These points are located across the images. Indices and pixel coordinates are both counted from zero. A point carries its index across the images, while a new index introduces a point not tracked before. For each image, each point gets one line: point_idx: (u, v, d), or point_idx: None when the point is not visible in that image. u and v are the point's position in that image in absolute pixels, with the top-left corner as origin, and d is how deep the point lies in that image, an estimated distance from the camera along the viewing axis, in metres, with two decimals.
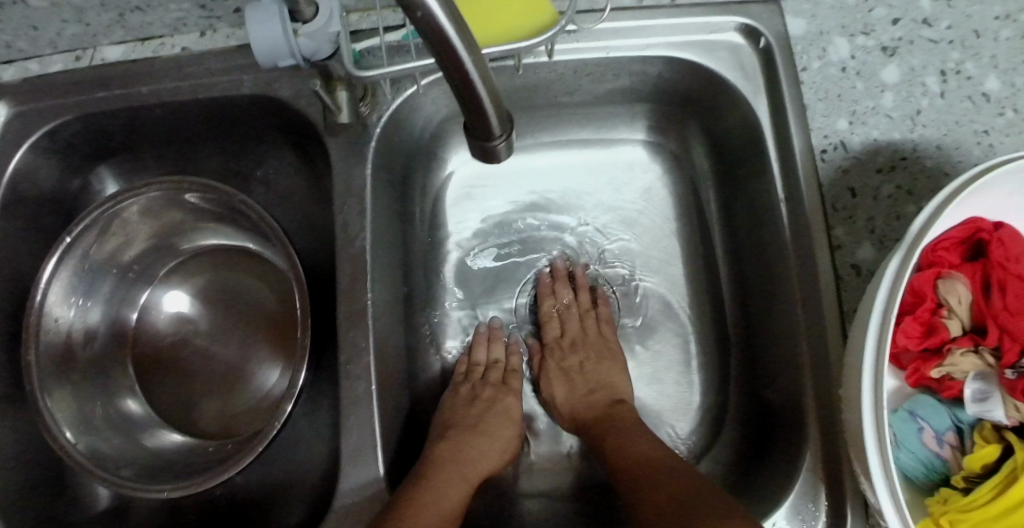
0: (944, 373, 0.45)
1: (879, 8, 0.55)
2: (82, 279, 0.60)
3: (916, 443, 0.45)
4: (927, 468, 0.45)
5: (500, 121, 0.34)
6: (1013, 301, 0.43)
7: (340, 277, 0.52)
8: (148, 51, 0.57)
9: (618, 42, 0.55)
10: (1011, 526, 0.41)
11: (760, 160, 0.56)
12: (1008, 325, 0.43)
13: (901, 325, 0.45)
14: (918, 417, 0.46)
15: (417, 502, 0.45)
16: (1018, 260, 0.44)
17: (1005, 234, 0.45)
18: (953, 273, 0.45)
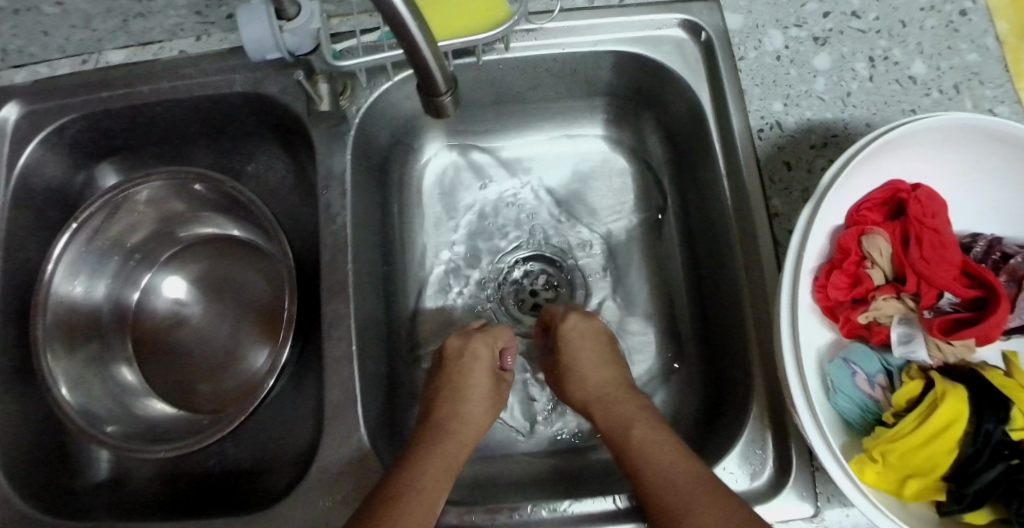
0: (870, 319, 0.49)
1: (811, 4, 0.61)
2: (88, 262, 0.64)
3: (850, 386, 0.49)
4: (862, 409, 0.49)
5: (445, 78, 0.38)
6: (928, 251, 0.47)
7: (323, 251, 0.57)
8: (148, 54, 0.63)
9: (572, 39, 0.61)
10: (935, 452, 0.44)
11: (705, 142, 0.61)
12: (925, 273, 0.47)
13: (830, 278, 0.50)
14: (851, 363, 0.49)
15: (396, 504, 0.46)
16: (934, 215, 0.48)
17: (922, 193, 0.49)
18: (876, 229, 0.49)
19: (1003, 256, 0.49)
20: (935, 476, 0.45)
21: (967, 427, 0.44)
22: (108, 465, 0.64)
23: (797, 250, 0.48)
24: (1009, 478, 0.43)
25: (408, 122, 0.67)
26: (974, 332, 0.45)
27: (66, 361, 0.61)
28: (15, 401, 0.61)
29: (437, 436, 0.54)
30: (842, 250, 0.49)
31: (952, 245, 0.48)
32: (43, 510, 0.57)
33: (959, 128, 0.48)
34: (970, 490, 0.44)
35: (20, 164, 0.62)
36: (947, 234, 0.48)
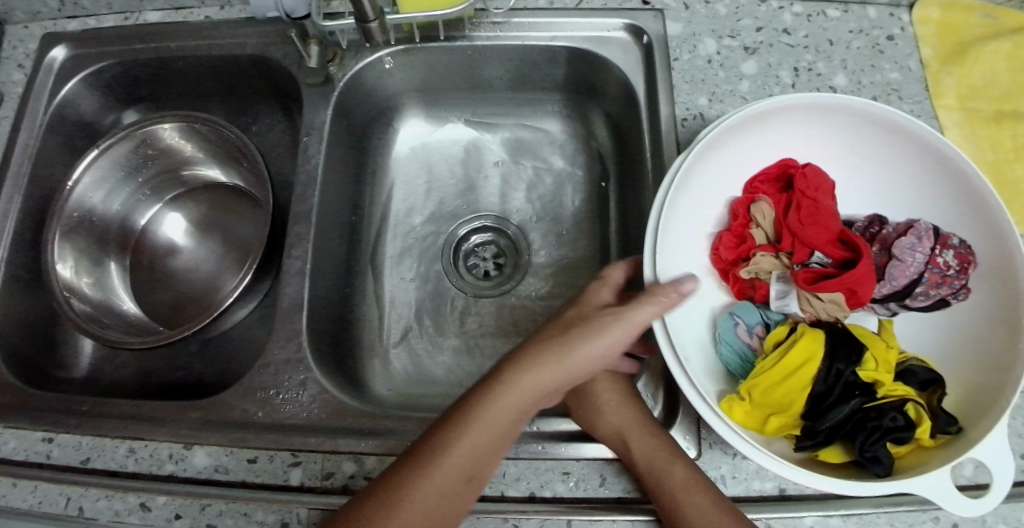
0: (753, 274, 0.58)
1: (746, 20, 0.71)
2: (103, 184, 0.74)
3: (732, 336, 0.57)
4: (741, 358, 0.56)
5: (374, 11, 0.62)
6: (804, 216, 0.57)
7: (296, 185, 0.67)
8: (179, 17, 0.75)
9: (533, 34, 0.70)
10: (792, 388, 0.51)
11: (637, 130, 0.69)
12: (798, 234, 0.57)
13: (722, 239, 0.61)
14: (736, 316, 0.58)
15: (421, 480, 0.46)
16: (817, 189, 0.58)
17: (809, 170, 0.59)
18: (763, 197, 0.60)
19: (880, 229, 0.59)
20: (793, 412, 0.51)
21: (821, 366, 0.52)
22: (86, 364, 0.72)
23: (666, 189, 0.56)
24: (856, 414, 0.50)
25: (390, 95, 0.76)
26: (836, 284, 0.53)
27: (72, 246, 0.72)
28: (20, 294, 0.70)
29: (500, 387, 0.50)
30: (734, 215, 0.62)
31: (827, 212, 0.57)
32: (23, 380, 0.66)
33: (839, 109, 0.59)
34: (822, 424, 0.50)
35: (59, 96, 0.74)
36: (825, 204, 0.57)
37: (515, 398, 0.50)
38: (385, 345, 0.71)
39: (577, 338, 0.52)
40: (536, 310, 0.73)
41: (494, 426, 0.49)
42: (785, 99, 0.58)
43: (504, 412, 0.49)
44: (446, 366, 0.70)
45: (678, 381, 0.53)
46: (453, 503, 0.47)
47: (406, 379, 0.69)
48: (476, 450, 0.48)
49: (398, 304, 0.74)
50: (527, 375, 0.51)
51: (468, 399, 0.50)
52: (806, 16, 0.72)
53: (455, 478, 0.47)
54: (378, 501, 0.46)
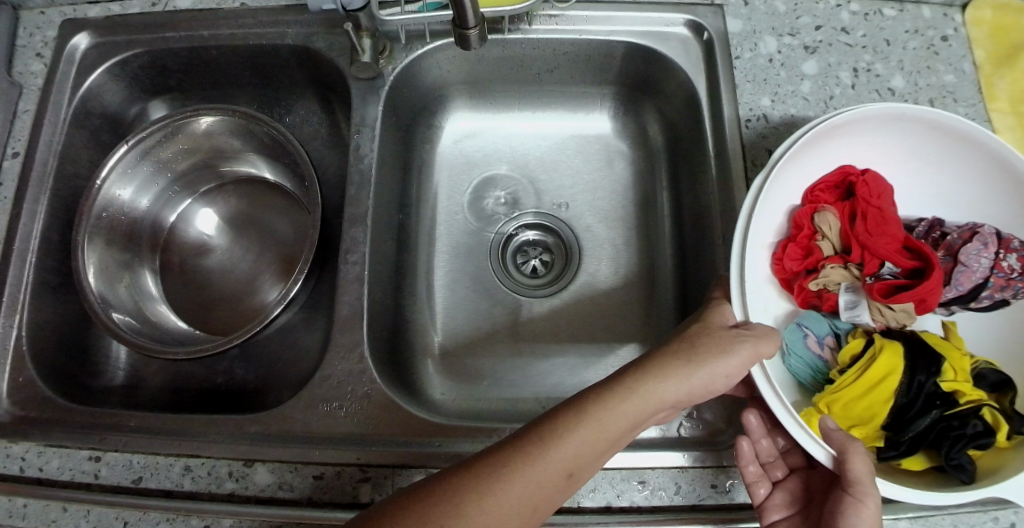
0: (821, 286, 0.57)
1: (805, 18, 0.70)
2: (130, 180, 0.70)
3: (802, 347, 0.56)
4: (813, 369, 0.55)
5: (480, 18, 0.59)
6: (871, 225, 0.56)
7: (349, 186, 0.64)
8: (212, 4, 0.70)
9: (589, 27, 0.68)
10: (874, 401, 0.51)
11: (697, 130, 0.68)
12: (867, 244, 0.56)
13: (786, 251, 0.58)
14: (804, 326, 0.56)
15: (487, 500, 0.41)
16: (880, 196, 0.57)
17: (869, 177, 0.57)
18: (827, 207, 0.58)
19: (942, 234, 0.57)
20: (874, 424, 0.51)
21: (901, 378, 0.51)
22: (123, 373, 0.69)
23: (748, 211, 0.54)
24: (938, 424, 0.49)
25: (435, 90, 0.73)
26: (909, 295, 0.53)
27: (101, 250, 0.67)
28: (50, 299, 0.66)
29: (601, 412, 0.45)
30: (797, 226, 0.59)
31: (893, 220, 0.56)
32: (59, 393, 0.63)
33: (904, 117, 0.57)
34: (904, 435, 0.50)
35: (83, 88, 0.69)
36: (890, 211, 0.56)
37: (616, 426, 0.46)
38: (436, 349, 0.69)
39: (707, 355, 0.49)
40: (591, 312, 0.70)
41: (606, 428, 0.45)
42: (854, 111, 0.56)
43: (621, 416, 0.46)
44: (501, 371, 0.68)
45: (762, 391, 0.52)
46: (547, 498, 0.43)
47: (460, 385, 0.67)
48: (589, 447, 0.44)
49: (447, 307, 0.71)
50: (649, 384, 0.47)
51: (582, 396, 0.47)
52: (863, 15, 0.71)
53: (558, 473, 0.43)
54: (470, 480, 0.42)
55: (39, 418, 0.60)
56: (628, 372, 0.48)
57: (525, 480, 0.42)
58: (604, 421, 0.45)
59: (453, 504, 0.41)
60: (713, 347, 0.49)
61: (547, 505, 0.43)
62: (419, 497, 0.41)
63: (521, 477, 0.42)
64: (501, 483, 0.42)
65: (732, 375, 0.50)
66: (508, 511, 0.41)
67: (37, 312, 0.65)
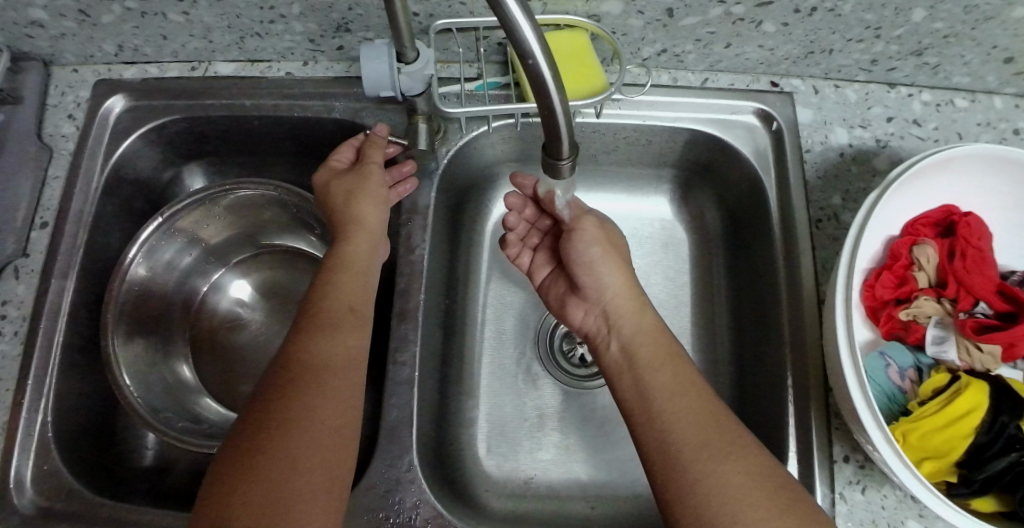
0: (911, 316, 0.58)
1: (876, 108, 0.67)
2: (163, 255, 0.66)
3: (883, 376, 0.58)
4: (889, 398, 0.57)
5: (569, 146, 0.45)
6: (970, 264, 0.58)
7: (399, 277, 0.61)
8: (255, 71, 0.66)
9: (653, 112, 0.64)
10: (955, 433, 0.52)
11: (762, 223, 0.65)
12: (964, 281, 0.57)
13: (880, 278, 0.59)
14: (887, 356, 0.58)
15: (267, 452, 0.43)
16: (980, 239, 0.59)
17: (972, 219, 0.59)
18: (926, 240, 0.59)
19: None
20: (949, 458, 0.53)
21: (984, 417, 0.53)
22: (152, 452, 0.66)
23: (857, 236, 0.54)
24: (1015, 467, 0.51)
25: (487, 165, 0.69)
26: (1001, 336, 0.55)
27: (128, 334, 0.63)
28: (77, 378, 0.63)
29: (310, 346, 0.49)
30: (893, 255, 0.60)
31: (990, 263, 0.58)
32: (86, 483, 0.60)
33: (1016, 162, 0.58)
34: (979, 474, 0.52)
35: (117, 155, 0.66)
36: (988, 255, 0.58)
37: (329, 345, 0.49)
38: (483, 440, 0.66)
39: (344, 302, 0.53)
40: None
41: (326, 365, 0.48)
42: (971, 146, 0.57)
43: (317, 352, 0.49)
44: (548, 466, 0.65)
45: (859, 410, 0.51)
46: (323, 451, 0.44)
47: (506, 482, 0.64)
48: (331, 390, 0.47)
49: (492, 394, 0.68)
50: (328, 331, 0.50)
51: (309, 328, 0.50)
52: (934, 106, 0.68)
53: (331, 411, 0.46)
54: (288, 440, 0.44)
55: (65, 512, 0.57)
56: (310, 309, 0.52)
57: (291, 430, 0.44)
58: (318, 344, 0.49)
59: (289, 466, 0.42)
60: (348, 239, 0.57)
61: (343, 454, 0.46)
62: (244, 453, 0.43)
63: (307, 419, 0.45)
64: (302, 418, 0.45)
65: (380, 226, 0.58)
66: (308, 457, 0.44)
67: (64, 395, 0.62)
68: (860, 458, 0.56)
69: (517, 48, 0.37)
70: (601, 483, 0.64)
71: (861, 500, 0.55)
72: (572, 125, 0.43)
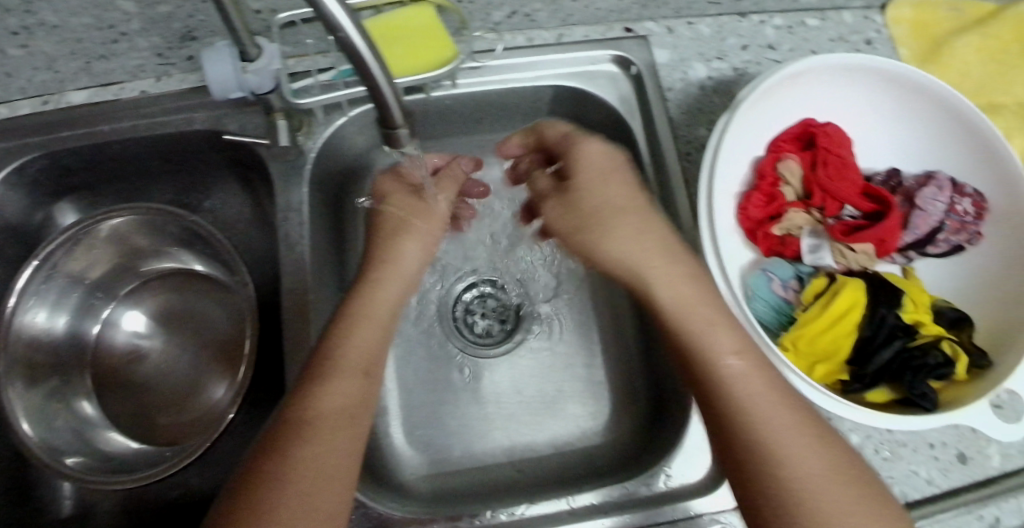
0: (786, 231, 0.60)
1: (731, 38, 0.68)
2: (49, 298, 0.65)
3: (768, 291, 0.59)
4: (776, 311, 0.59)
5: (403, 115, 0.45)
6: (832, 172, 0.60)
7: (285, 277, 0.60)
8: (109, 95, 0.64)
9: (514, 75, 0.65)
10: (840, 333, 0.55)
11: (637, 166, 0.66)
12: (829, 189, 0.60)
13: (751, 198, 0.61)
14: (769, 272, 0.60)
15: (278, 471, 0.44)
16: (840, 146, 0.61)
17: (831, 129, 0.61)
18: (789, 155, 0.61)
19: (899, 182, 0.63)
20: (837, 358, 0.55)
21: (863, 312, 0.55)
22: (70, 501, 0.64)
23: (711, 163, 0.56)
24: (901, 355, 0.54)
25: (365, 152, 0.69)
26: (868, 236, 0.58)
27: (26, 383, 0.62)
28: None
29: (325, 361, 0.50)
30: (761, 174, 0.62)
31: (851, 167, 0.61)
32: None
33: (860, 68, 0.60)
34: (868, 368, 0.54)
35: None
36: (849, 160, 0.61)
37: (348, 356, 0.51)
38: (405, 426, 0.66)
39: (371, 315, 0.54)
40: (557, 364, 0.69)
41: (337, 381, 0.49)
42: (812, 61, 0.59)
43: (342, 366, 0.50)
44: (472, 437, 0.66)
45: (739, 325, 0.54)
46: (325, 468, 0.45)
47: (433, 461, 0.65)
48: (345, 406, 0.48)
49: (409, 379, 0.68)
50: (345, 346, 0.51)
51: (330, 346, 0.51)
52: (787, 29, 0.70)
53: (333, 424, 0.47)
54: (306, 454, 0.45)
55: None
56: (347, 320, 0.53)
57: (303, 448, 0.45)
58: (334, 356, 0.50)
59: (290, 482, 0.44)
60: (386, 258, 0.57)
61: (351, 469, 0.47)
62: (255, 476, 0.44)
63: (317, 438, 0.46)
64: (307, 438, 0.46)
65: (421, 260, 0.59)
66: (314, 473, 0.45)
67: None
68: None
69: (325, 23, 0.37)
70: (526, 445, 0.66)
71: None
72: (402, 98, 0.43)
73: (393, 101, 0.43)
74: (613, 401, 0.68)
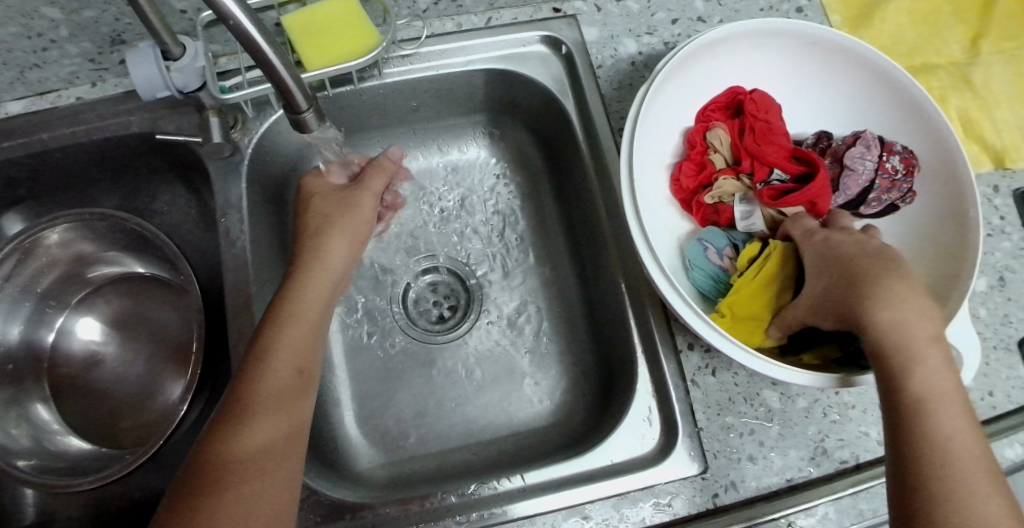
0: (717, 198, 0.61)
1: (660, 13, 0.69)
2: (2, 307, 0.66)
3: (703, 260, 0.59)
4: (713, 279, 0.59)
5: (307, 97, 0.46)
6: (759, 137, 0.60)
7: (227, 274, 0.61)
8: (46, 103, 0.65)
9: (444, 61, 0.66)
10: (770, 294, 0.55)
11: (574, 144, 0.67)
12: (757, 154, 0.60)
13: (682, 169, 0.62)
14: (704, 241, 0.60)
15: (212, 497, 0.44)
16: (767, 111, 0.61)
17: (757, 95, 0.62)
18: (716, 124, 0.62)
19: (829, 143, 0.62)
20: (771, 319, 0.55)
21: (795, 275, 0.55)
22: (33, 507, 0.65)
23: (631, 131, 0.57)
24: None
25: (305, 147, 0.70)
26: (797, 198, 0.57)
27: None
28: None
29: (248, 376, 0.50)
30: (691, 144, 0.63)
31: (778, 131, 0.60)
32: None
33: (778, 33, 0.61)
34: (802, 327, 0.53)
35: None
36: (777, 124, 0.61)
37: (277, 365, 0.51)
38: (359, 416, 0.67)
39: (302, 319, 0.54)
40: (511, 347, 0.69)
41: (267, 394, 0.49)
42: (728, 28, 0.60)
43: (269, 380, 0.50)
44: (427, 424, 0.66)
45: (675, 304, 0.54)
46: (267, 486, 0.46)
47: (390, 449, 0.65)
48: (280, 420, 0.49)
49: (363, 369, 0.69)
50: (271, 357, 0.51)
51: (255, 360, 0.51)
52: (716, 0, 0.70)
53: (268, 439, 0.48)
54: (254, 467, 0.46)
55: None
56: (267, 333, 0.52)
57: (240, 469, 0.46)
58: (260, 366, 0.50)
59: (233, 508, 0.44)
60: (314, 258, 0.57)
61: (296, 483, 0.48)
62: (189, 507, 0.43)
63: (252, 454, 0.47)
64: (241, 456, 0.46)
65: (348, 257, 0.59)
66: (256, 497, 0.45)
67: None
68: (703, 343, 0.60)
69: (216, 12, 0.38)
70: (482, 428, 0.66)
71: (713, 382, 0.59)
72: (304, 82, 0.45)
73: (295, 85, 0.44)
74: (566, 381, 0.68)
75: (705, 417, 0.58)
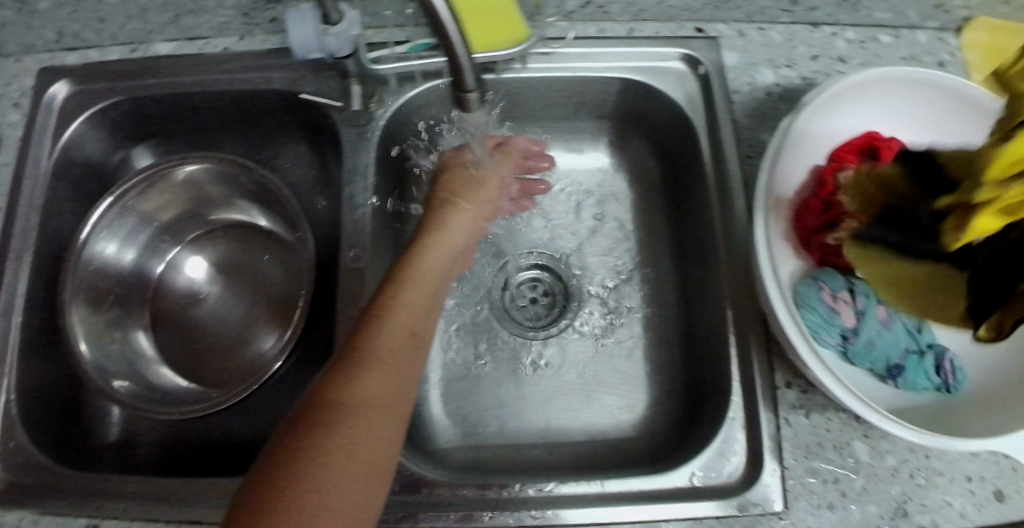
0: (840, 241, 0.54)
1: (802, 47, 0.68)
2: (120, 233, 0.69)
3: (816, 301, 0.53)
4: (828, 324, 0.53)
5: (475, 80, 0.46)
6: None
7: (343, 237, 0.62)
8: (194, 48, 0.68)
9: (583, 64, 0.67)
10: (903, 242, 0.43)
11: (696, 164, 0.67)
12: None
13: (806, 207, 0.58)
14: (821, 281, 0.54)
15: (331, 426, 0.42)
16: None
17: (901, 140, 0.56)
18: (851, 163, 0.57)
19: None
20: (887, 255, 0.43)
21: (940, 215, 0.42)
22: (117, 428, 0.68)
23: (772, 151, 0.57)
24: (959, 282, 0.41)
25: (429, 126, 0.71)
26: None
27: (88, 311, 0.65)
28: (38, 358, 0.64)
29: (376, 318, 0.50)
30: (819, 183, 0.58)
31: None
32: (53, 459, 0.61)
33: (928, 85, 0.61)
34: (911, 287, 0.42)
35: (64, 140, 0.67)
36: None
37: (401, 312, 0.51)
38: (442, 396, 0.68)
39: (426, 276, 0.55)
40: (596, 353, 0.70)
41: (391, 336, 0.49)
42: (880, 71, 0.60)
43: (395, 325, 0.50)
44: (505, 414, 0.67)
45: (787, 330, 0.52)
46: (376, 425, 0.43)
47: (466, 432, 0.66)
48: (396, 364, 0.47)
49: (449, 350, 0.70)
50: (398, 303, 0.51)
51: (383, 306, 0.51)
52: (859, 43, 0.70)
53: (389, 377, 0.46)
54: (373, 401, 0.44)
55: (31, 484, 0.58)
56: (389, 287, 0.53)
57: (360, 404, 0.44)
58: (386, 311, 0.50)
59: (346, 443, 0.41)
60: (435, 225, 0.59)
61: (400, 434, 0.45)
62: (308, 429, 0.41)
63: (374, 387, 0.45)
64: (363, 387, 0.45)
65: (468, 235, 0.61)
66: (368, 437, 0.43)
67: (25, 377, 0.63)
68: (802, 384, 0.58)
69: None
70: (558, 428, 0.66)
71: (805, 423, 0.56)
72: (476, 66, 0.44)
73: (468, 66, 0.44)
74: (648, 395, 0.68)
75: (790, 458, 0.55)
